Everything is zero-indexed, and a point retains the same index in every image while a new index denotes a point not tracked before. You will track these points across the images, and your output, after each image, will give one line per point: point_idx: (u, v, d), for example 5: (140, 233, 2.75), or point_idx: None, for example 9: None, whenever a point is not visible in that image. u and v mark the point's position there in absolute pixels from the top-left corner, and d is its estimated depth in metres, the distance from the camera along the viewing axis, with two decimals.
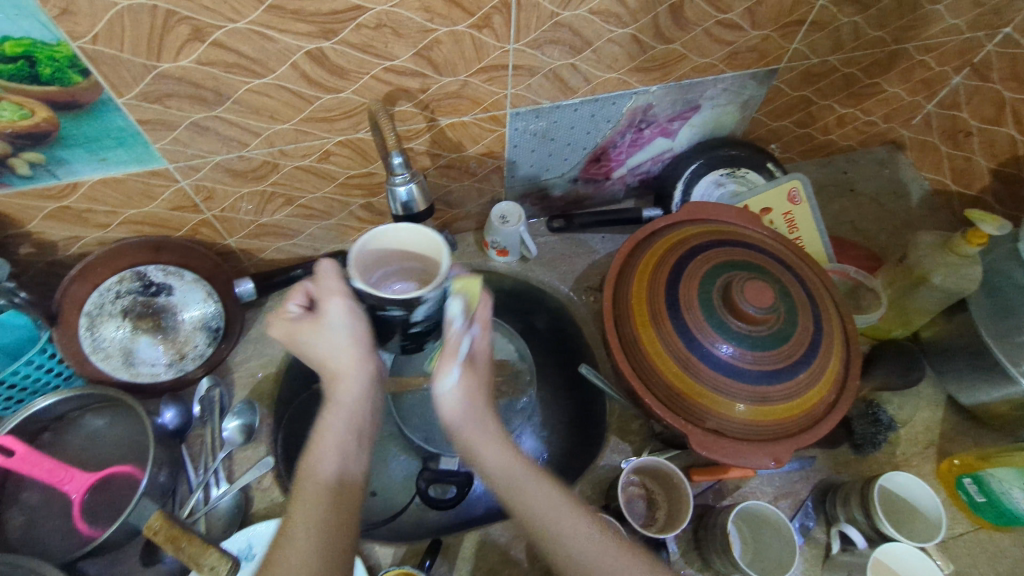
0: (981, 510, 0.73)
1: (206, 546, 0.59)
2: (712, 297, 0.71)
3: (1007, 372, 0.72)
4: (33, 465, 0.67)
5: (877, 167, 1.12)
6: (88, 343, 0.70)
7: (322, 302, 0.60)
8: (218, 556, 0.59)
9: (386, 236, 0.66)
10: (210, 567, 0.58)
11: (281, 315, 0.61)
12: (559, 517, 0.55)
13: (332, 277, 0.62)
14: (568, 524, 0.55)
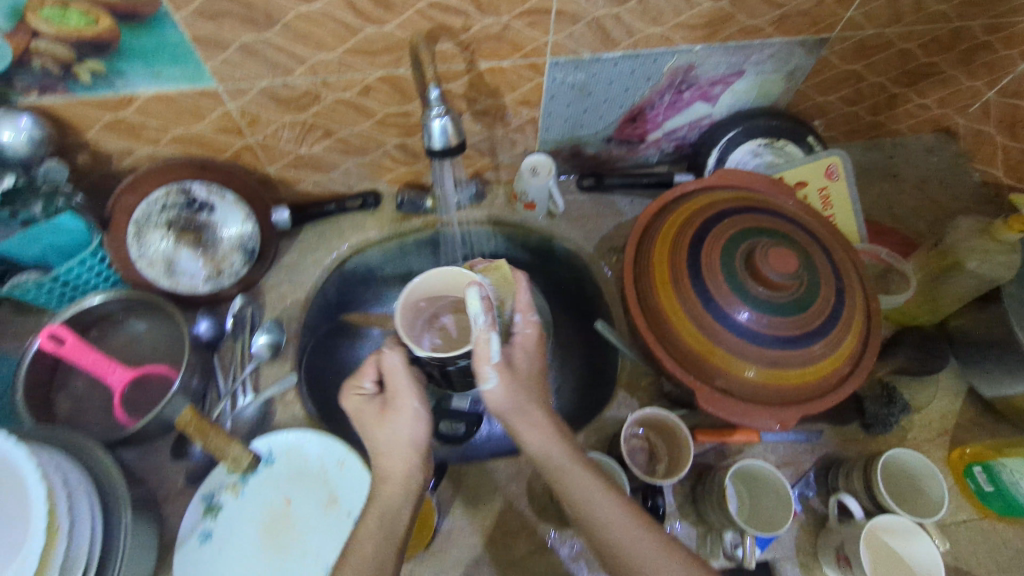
0: (989, 500, 0.72)
1: (229, 440, 0.65)
2: (734, 260, 0.71)
3: None
4: (80, 356, 0.71)
5: (925, 154, 1.08)
6: (134, 251, 0.75)
7: (394, 399, 0.62)
8: (240, 450, 0.65)
9: (427, 282, 0.72)
10: (234, 459, 0.64)
11: (354, 390, 0.64)
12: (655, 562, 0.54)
13: (400, 385, 0.62)
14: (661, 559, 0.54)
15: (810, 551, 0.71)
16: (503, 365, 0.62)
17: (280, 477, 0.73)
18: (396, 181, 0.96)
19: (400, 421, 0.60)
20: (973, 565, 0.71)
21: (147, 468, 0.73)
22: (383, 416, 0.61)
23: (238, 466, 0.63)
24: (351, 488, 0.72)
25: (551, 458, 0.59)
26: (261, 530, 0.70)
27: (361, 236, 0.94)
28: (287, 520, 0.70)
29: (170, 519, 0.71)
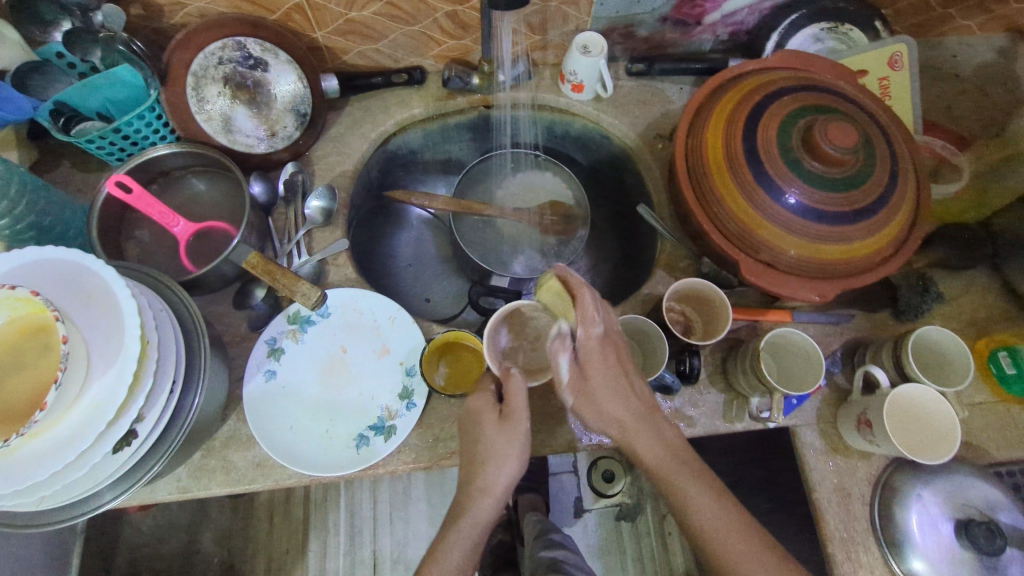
0: (1008, 382, 0.75)
1: (297, 279, 0.71)
2: (791, 135, 0.70)
3: None
4: (147, 206, 0.71)
5: (993, 55, 1.02)
6: (194, 104, 0.76)
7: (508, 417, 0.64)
8: (308, 287, 0.71)
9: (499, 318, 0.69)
10: (303, 293, 0.71)
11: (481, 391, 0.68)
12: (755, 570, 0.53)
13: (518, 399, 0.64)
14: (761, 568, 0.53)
15: (830, 420, 0.76)
16: (577, 381, 0.62)
17: (337, 327, 0.79)
18: (442, 57, 0.94)
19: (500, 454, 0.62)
20: (984, 441, 0.75)
21: (212, 316, 0.78)
22: (501, 428, 0.63)
23: (308, 300, 0.71)
24: (402, 339, 0.78)
25: (649, 456, 0.58)
26: (318, 373, 0.77)
27: (406, 113, 0.94)
28: (342, 365, 0.78)
29: (236, 359, 0.77)
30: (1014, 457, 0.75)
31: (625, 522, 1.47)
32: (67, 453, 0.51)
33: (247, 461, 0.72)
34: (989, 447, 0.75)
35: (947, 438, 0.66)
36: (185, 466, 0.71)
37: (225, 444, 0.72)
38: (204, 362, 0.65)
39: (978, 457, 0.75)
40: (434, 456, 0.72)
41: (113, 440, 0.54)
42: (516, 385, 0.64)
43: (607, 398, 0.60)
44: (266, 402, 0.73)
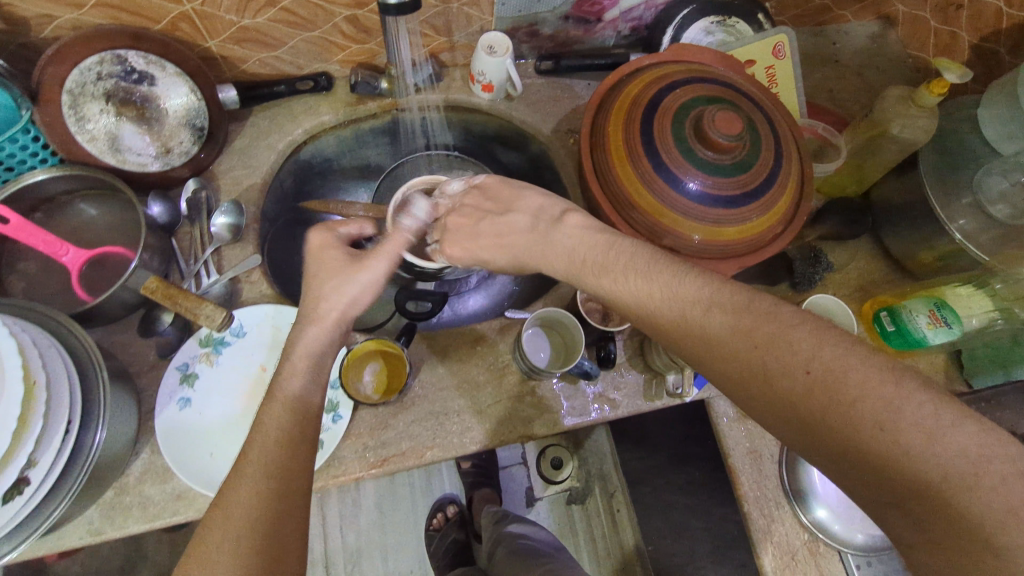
0: (889, 337, 0.83)
1: (200, 300, 0.69)
2: (684, 125, 0.74)
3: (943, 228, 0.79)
4: (29, 236, 0.67)
5: (867, 42, 1.10)
6: (72, 124, 0.71)
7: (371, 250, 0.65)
8: (212, 308, 0.69)
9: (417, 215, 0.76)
10: (206, 315, 0.68)
11: (329, 232, 0.67)
12: (644, 288, 0.58)
13: (401, 241, 0.66)
14: (647, 286, 0.58)
15: None
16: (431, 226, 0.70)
17: (255, 347, 0.77)
18: (348, 61, 0.92)
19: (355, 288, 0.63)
20: None
21: (119, 345, 0.74)
22: (348, 262, 0.64)
23: (212, 321, 0.68)
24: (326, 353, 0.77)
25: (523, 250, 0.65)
26: (239, 395, 0.75)
27: (315, 120, 0.92)
28: (263, 384, 0.76)
29: (147, 389, 0.73)
30: None
31: (575, 506, 1.49)
32: None
33: (165, 494, 0.69)
34: None
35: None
36: (97, 507, 0.68)
37: (140, 478, 0.69)
38: (104, 396, 0.62)
39: None
40: (364, 465, 0.73)
41: None
42: (400, 232, 0.67)
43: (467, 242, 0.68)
44: (184, 432, 0.70)
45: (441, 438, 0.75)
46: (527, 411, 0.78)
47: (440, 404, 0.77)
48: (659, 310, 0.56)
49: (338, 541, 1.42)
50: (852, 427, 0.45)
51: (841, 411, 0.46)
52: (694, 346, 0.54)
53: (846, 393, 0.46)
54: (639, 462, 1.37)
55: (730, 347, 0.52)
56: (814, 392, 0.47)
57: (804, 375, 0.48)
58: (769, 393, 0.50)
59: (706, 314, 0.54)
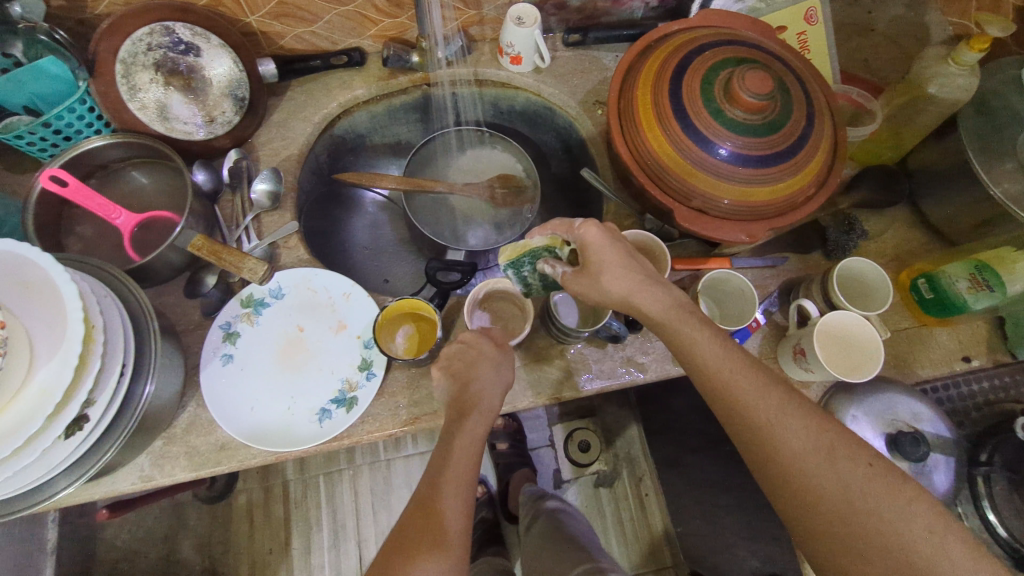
0: (927, 306, 0.82)
1: (243, 256, 0.72)
2: (714, 85, 0.74)
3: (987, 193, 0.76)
4: (84, 198, 0.72)
5: (903, 9, 1.07)
6: (125, 92, 0.75)
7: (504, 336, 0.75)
8: (255, 262, 0.73)
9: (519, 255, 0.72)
10: (250, 269, 0.72)
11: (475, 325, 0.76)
12: (706, 355, 0.61)
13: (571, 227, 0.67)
14: (711, 355, 0.61)
15: (771, 355, 0.82)
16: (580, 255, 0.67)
17: (290, 309, 0.79)
18: (380, 37, 0.94)
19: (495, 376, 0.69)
20: (910, 362, 0.83)
21: (167, 305, 0.78)
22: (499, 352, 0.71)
23: (256, 274, 0.72)
24: (359, 316, 0.79)
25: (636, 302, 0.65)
26: (275, 353, 0.77)
27: (349, 94, 0.94)
28: (298, 344, 0.78)
29: (192, 347, 0.77)
30: (937, 373, 0.82)
31: (603, 488, 1.49)
32: (14, 438, 0.51)
33: (209, 445, 0.72)
34: (915, 367, 0.82)
35: (871, 358, 0.72)
36: (147, 455, 0.71)
37: (186, 429, 0.73)
38: (154, 347, 0.66)
39: (906, 376, 0.82)
40: (397, 422, 0.74)
41: (63, 425, 0.54)
42: (563, 226, 0.68)
43: (615, 274, 0.65)
44: (224, 387, 0.73)
45: None
46: (555, 375, 0.79)
47: None
48: (729, 380, 0.60)
49: (369, 517, 1.44)
50: (878, 532, 0.51)
51: (861, 525, 0.52)
52: (749, 415, 0.58)
53: (870, 501, 0.52)
54: (668, 444, 1.36)
55: (787, 435, 0.56)
56: (848, 503, 0.53)
57: (842, 480, 0.53)
58: (803, 483, 0.55)
59: (770, 400, 0.58)
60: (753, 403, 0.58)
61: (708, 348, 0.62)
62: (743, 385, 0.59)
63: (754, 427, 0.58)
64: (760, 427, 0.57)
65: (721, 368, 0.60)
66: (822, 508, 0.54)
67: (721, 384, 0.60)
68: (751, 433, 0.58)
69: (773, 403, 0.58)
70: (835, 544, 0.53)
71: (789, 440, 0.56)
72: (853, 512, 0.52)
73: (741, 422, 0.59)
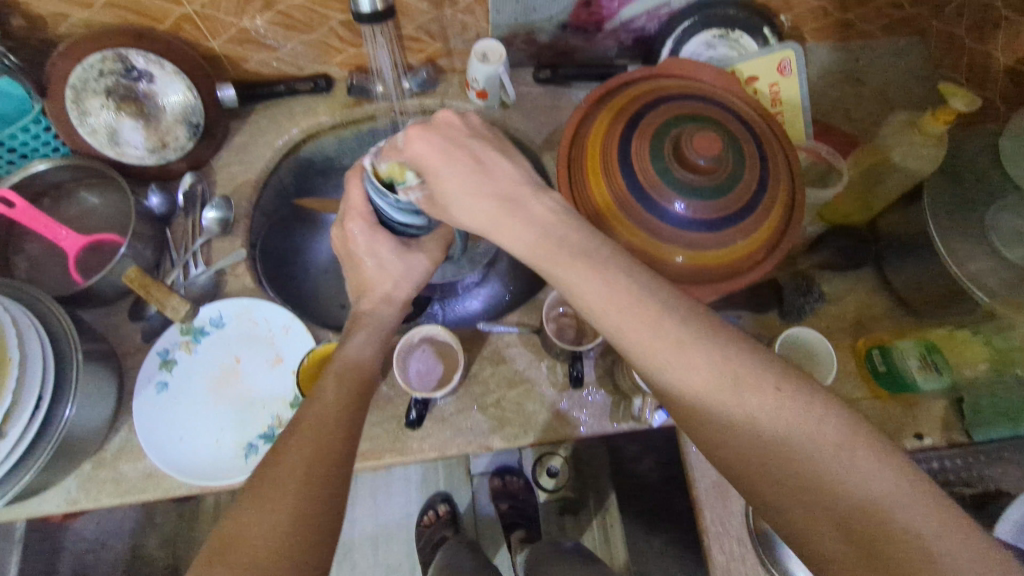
0: (880, 378, 0.79)
1: (169, 293, 0.73)
2: (664, 143, 0.72)
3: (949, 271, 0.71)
4: (32, 219, 0.75)
5: (892, 61, 1.04)
6: (75, 117, 0.75)
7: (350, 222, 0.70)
8: (178, 301, 0.74)
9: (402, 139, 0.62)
10: (171, 308, 0.73)
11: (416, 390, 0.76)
12: (589, 289, 0.55)
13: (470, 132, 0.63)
14: (590, 285, 0.55)
15: None
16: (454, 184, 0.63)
17: (231, 339, 0.80)
18: (346, 65, 0.93)
19: (373, 268, 0.72)
20: None
21: (109, 327, 0.79)
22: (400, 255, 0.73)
23: (176, 314, 0.73)
24: (295, 350, 0.79)
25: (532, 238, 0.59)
26: (210, 384, 0.78)
27: (312, 121, 0.94)
28: (235, 375, 0.79)
29: (130, 371, 0.77)
30: None
31: (569, 514, 1.42)
32: None
33: (137, 472, 0.73)
34: None
35: None
36: (75, 478, 0.72)
37: (116, 455, 0.73)
38: (74, 374, 0.66)
39: None
40: None
41: None
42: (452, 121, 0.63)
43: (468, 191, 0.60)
44: (156, 414, 0.74)
45: (402, 443, 0.75)
46: (489, 424, 0.78)
47: (402, 408, 0.77)
48: (624, 331, 0.53)
49: None
50: (795, 464, 0.46)
51: (784, 452, 0.46)
52: (642, 352, 0.52)
53: (786, 438, 0.46)
54: (638, 477, 1.33)
55: (688, 372, 0.50)
56: (761, 432, 0.47)
57: (748, 415, 0.48)
58: (712, 422, 0.50)
59: (665, 337, 0.52)
60: (645, 339, 0.52)
61: (590, 282, 0.55)
62: (625, 319, 0.53)
63: (649, 362, 0.52)
64: (656, 361, 0.52)
65: (607, 301, 0.54)
66: (731, 440, 0.49)
67: (609, 321, 0.54)
68: (647, 366, 0.53)
69: (667, 330, 0.52)
70: (750, 470, 0.48)
71: (689, 385, 0.50)
72: (770, 446, 0.47)
73: (638, 354, 0.53)
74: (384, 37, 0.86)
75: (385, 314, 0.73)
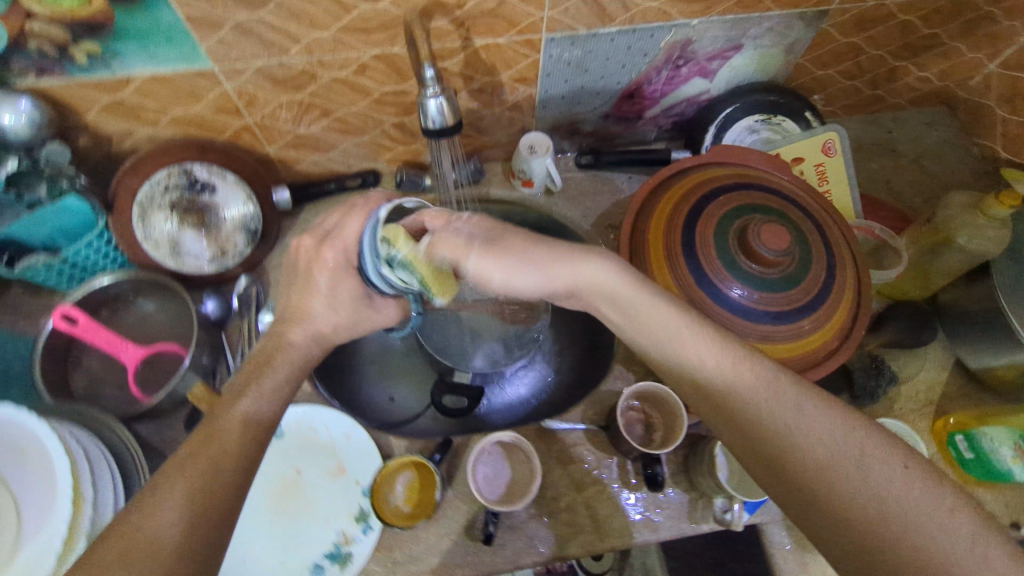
0: (968, 466, 0.77)
1: None
2: (728, 236, 0.72)
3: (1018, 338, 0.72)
4: (93, 335, 0.77)
5: (924, 130, 1.05)
6: (140, 231, 0.77)
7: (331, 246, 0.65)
8: None
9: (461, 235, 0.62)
10: None
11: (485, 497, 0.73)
12: (680, 338, 0.60)
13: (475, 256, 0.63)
14: (675, 333, 0.60)
15: None
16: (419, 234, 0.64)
17: (291, 449, 0.77)
18: (395, 160, 0.95)
19: (319, 305, 0.65)
20: None
21: (165, 442, 0.76)
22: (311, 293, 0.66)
23: None
24: (358, 458, 0.77)
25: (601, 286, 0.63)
26: (271, 499, 0.75)
27: None
28: (296, 488, 0.75)
29: None
30: None
31: None
32: None
33: None
34: None
35: None
36: None
37: None
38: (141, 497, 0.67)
39: None
40: None
41: None
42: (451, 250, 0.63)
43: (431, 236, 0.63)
44: None
45: (475, 557, 0.72)
46: (563, 530, 0.74)
47: (472, 518, 0.74)
48: (712, 374, 0.58)
49: None
50: (865, 503, 0.49)
51: (854, 494, 0.50)
52: (726, 394, 0.57)
53: (858, 476, 0.50)
54: None
55: (774, 414, 0.54)
56: (836, 474, 0.51)
57: (821, 454, 0.51)
58: (788, 464, 0.53)
59: (747, 381, 0.56)
60: (730, 382, 0.57)
61: (678, 330, 0.60)
62: (710, 364, 0.58)
63: (733, 404, 0.56)
64: (742, 403, 0.56)
65: (693, 346, 0.59)
66: (806, 481, 0.52)
67: (694, 365, 0.59)
68: (729, 408, 0.57)
69: (751, 379, 0.56)
70: (820, 514, 0.51)
71: (773, 425, 0.54)
72: (845, 485, 0.50)
73: (719, 399, 0.57)
74: (446, 146, 0.86)
75: (308, 350, 0.65)
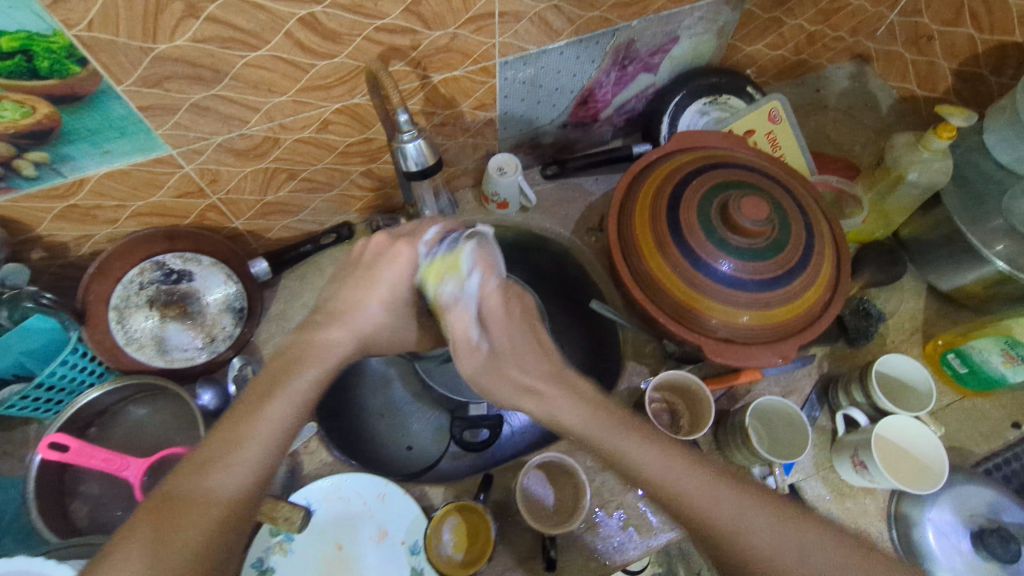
0: (964, 379, 0.83)
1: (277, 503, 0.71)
2: (710, 216, 0.75)
3: (980, 254, 0.80)
4: (90, 457, 0.68)
5: (848, 83, 1.14)
6: (121, 336, 0.73)
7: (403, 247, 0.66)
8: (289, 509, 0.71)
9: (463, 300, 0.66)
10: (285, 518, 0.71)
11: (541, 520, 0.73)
12: (578, 418, 0.63)
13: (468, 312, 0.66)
14: (575, 417, 0.63)
15: (828, 465, 0.81)
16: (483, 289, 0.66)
17: (328, 524, 0.74)
18: (367, 208, 0.94)
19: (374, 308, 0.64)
20: (963, 440, 0.82)
21: None
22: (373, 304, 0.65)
23: (292, 524, 0.71)
24: (398, 516, 0.74)
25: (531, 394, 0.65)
26: None
27: (344, 270, 0.92)
28: (342, 564, 0.72)
29: None
30: (993, 447, 0.82)
31: None
32: None
33: None
34: (970, 445, 0.82)
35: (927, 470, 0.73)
36: None
37: None
38: None
39: (964, 457, 0.81)
40: None
41: None
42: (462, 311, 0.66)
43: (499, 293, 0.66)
44: None
45: None
46: (620, 535, 0.75)
47: (527, 546, 0.74)
48: (607, 445, 0.62)
49: None
50: (728, 536, 0.55)
51: (719, 527, 0.55)
52: (630, 464, 0.60)
53: (771, 505, 0.56)
54: None
55: (642, 461, 0.60)
56: (718, 509, 0.56)
57: (720, 498, 0.57)
58: (674, 505, 0.58)
59: (647, 449, 0.60)
60: (631, 455, 0.60)
61: (575, 414, 0.64)
62: (619, 443, 0.61)
63: (637, 469, 0.60)
64: (648, 475, 0.59)
65: (592, 426, 0.63)
66: (682, 512, 0.57)
67: (599, 445, 0.62)
68: (628, 470, 0.60)
69: (648, 449, 0.60)
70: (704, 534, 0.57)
71: (657, 474, 0.59)
72: (722, 519, 0.56)
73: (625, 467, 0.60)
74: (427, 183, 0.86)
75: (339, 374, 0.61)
